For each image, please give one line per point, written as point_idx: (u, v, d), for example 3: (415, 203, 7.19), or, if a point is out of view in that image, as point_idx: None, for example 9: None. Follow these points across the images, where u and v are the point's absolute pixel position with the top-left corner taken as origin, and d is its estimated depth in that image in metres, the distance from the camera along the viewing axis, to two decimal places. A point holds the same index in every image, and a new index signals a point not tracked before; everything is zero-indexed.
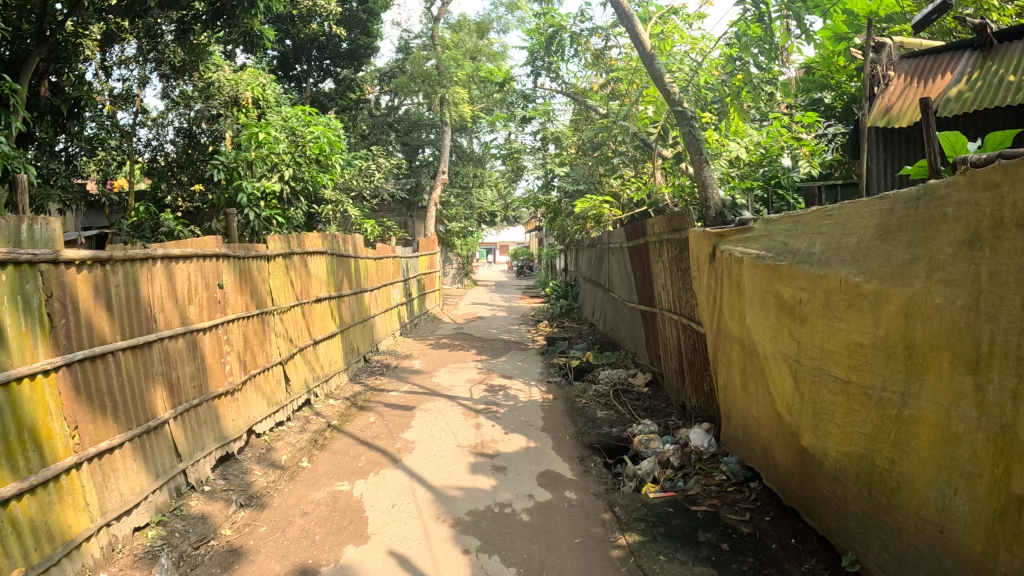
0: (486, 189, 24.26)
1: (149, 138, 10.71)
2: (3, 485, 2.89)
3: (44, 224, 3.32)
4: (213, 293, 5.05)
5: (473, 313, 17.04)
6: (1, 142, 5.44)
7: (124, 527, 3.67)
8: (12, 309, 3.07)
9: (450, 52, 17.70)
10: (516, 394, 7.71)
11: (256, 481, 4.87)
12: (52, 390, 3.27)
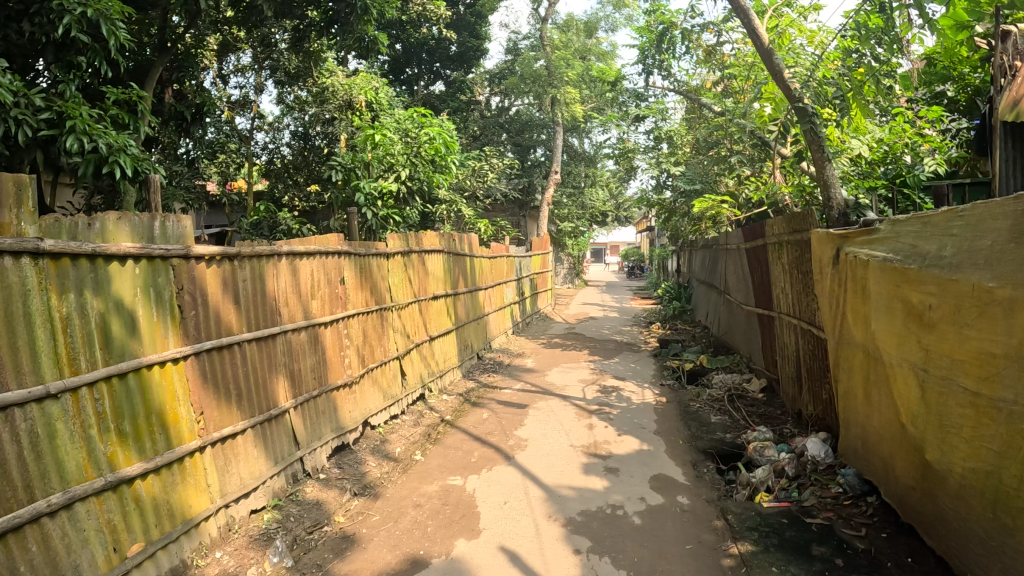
0: (598, 189, 24.14)
1: (266, 141, 11.24)
2: (130, 465, 3.11)
3: (176, 221, 3.56)
4: (334, 289, 5.26)
5: (583, 313, 17.05)
6: (129, 143, 5.35)
7: (241, 509, 3.88)
8: (145, 300, 3.31)
9: (560, 51, 17.67)
10: (627, 396, 7.62)
11: (371, 471, 5.03)
12: (181, 377, 3.50)
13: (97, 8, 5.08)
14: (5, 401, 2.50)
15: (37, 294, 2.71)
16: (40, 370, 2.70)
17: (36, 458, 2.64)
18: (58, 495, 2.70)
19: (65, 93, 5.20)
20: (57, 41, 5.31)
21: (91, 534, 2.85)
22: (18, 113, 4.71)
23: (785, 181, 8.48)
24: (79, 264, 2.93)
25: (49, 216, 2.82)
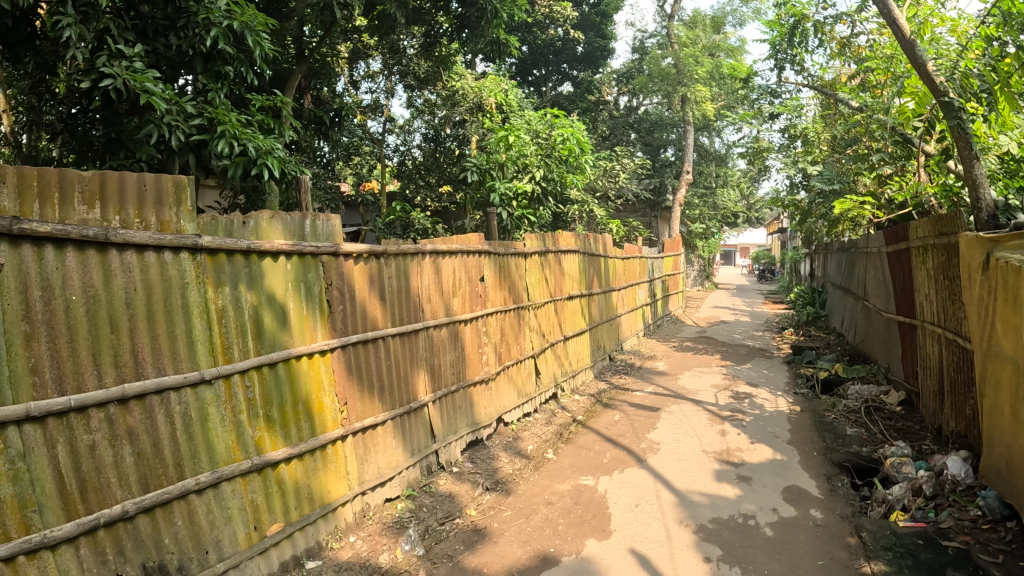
0: (729, 189, 23.47)
1: (397, 143, 11.71)
2: (276, 449, 3.30)
3: (325, 220, 3.76)
4: (475, 288, 5.39)
5: (716, 315, 16.76)
6: (275, 146, 5.60)
7: (377, 497, 4.04)
8: (296, 295, 3.50)
9: (688, 48, 17.30)
10: (761, 403, 7.35)
11: (503, 467, 5.10)
12: (327, 368, 3.69)
13: (243, 21, 5.32)
14: (161, 385, 2.71)
15: (194, 287, 2.92)
16: (195, 357, 2.90)
17: (188, 438, 2.85)
18: (207, 474, 2.90)
19: (214, 100, 5.50)
20: (204, 53, 5.47)
21: (234, 512, 3.04)
22: (169, 119, 5.05)
23: (930, 181, 7.84)
24: (234, 260, 3.14)
25: (205, 215, 3.03)
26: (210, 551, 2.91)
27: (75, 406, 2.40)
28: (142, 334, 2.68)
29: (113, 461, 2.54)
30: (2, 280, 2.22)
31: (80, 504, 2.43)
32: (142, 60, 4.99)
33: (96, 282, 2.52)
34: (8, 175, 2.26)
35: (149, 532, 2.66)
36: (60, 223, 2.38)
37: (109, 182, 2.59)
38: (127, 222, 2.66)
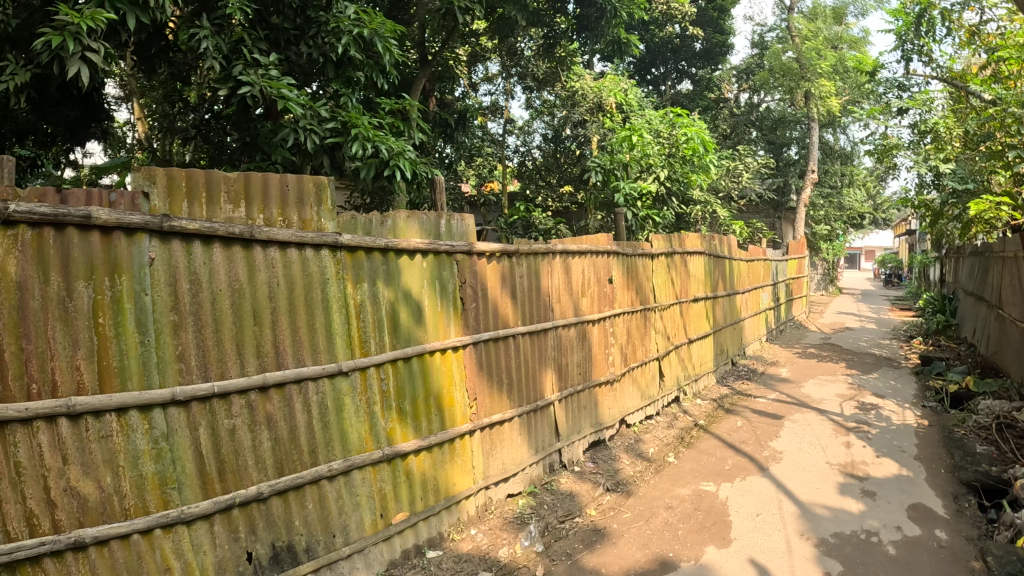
0: (855, 188, 22.35)
1: (517, 145, 11.70)
2: (406, 440, 3.43)
3: (459, 219, 3.87)
4: (603, 288, 5.40)
5: (842, 321, 15.99)
6: (407, 147, 5.66)
7: (498, 493, 4.11)
8: (431, 292, 3.62)
9: (811, 41, 16.57)
10: (887, 415, 6.98)
11: (624, 468, 5.07)
12: (459, 364, 3.80)
13: (373, 28, 5.46)
14: (300, 375, 2.87)
15: (334, 282, 3.07)
16: (334, 350, 3.06)
17: (324, 426, 3.00)
18: (339, 462, 3.04)
19: (346, 104, 5.65)
20: (335, 60, 5.67)
21: (363, 499, 3.17)
22: (304, 123, 5.19)
23: None
24: (373, 257, 3.28)
25: (346, 214, 3.17)
26: (337, 535, 3.05)
27: (218, 393, 2.57)
28: (283, 326, 2.84)
29: (251, 445, 2.71)
30: (153, 273, 2.41)
31: (217, 484, 2.60)
32: (276, 68, 5.17)
33: (240, 277, 2.69)
34: (158, 176, 2.45)
35: (281, 514, 2.82)
36: (207, 220, 2.56)
37: (253, 183, 2.76)
38: (270, 220, 2.83)
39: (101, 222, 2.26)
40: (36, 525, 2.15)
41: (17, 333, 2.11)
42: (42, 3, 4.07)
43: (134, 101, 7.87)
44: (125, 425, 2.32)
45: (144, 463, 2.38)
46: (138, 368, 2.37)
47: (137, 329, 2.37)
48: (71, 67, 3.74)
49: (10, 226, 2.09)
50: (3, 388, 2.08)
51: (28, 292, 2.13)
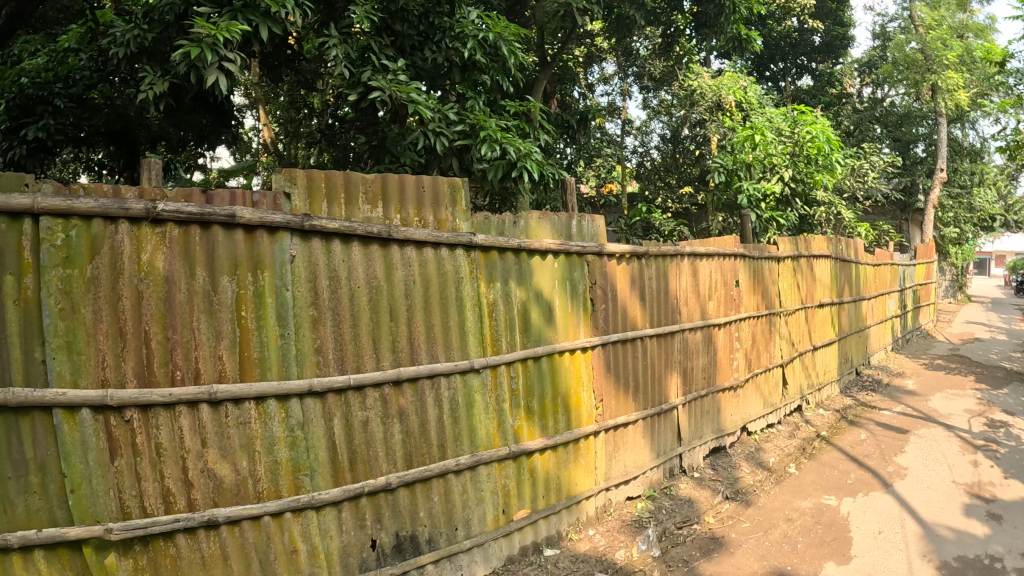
0: (987, 188, 20.89)
1: (635, 146, 11.73)
2: (533, 439, 3.47)
3: (591, 220, 3.89)
4: (730, 291, 5.31)
5: (971, 332, 14.99)
6: (531, 148, 5.25)
7: (618, 495, 4.09)
8: (562, 292, 3.66)
9: (936, 31, 15.63)
10: (1020, 433, 6.50)
11: (744, 477, 4.93)
12: (587, 365, 3.82)
13: (497, 31, 5.61)
14: (433, 371, 2.96)
15: (468, 281, 3.14)
16: (466, 347, 3.13)
17: (454, 421, 3.08)
18: (466, 457, 3.11)
19: (473, 107, 5.51)
20: (461, 63, 5.65)
21: (486, 495, 3.23)
22: (434, 126, 4.99)
23: None
24: (506, 257, 3.34)
25: (480, 214, 3.24)
26: (459, 528, 3.11)
27: (353, 385, 2.68)
28: (417, 323, 2.94)
29: (382, 437, 2.80)
30: (293, 270, 2.53)
31: (348, 473, 2.70)
32: (403, 73, 5.13)
33: (378, 274, 2.79)
34: (298, 178, 2.57)
35: (406, 505, 2.90)
36: (346, 220, 2.66)
37: (390, 184, 2.85)
38: (406, 220, 2.92)
39: (245, 221, 2.39)
40: (173, 502, 2.29)
41: (164, 323, 2.27)
42: (178, 16, 4.21)
43: (258, 107, 8.23)
44: (262, 413, 2.45)
45: (279, 450, 2.50)
46: (277, 359, 2.49)
47: (277, 322, 2.50)
48: (211, 77, 3.88)
49: (161, 224, 2.25)
50: (150, 373, 2.24)
51: (176, 286, 2.28)
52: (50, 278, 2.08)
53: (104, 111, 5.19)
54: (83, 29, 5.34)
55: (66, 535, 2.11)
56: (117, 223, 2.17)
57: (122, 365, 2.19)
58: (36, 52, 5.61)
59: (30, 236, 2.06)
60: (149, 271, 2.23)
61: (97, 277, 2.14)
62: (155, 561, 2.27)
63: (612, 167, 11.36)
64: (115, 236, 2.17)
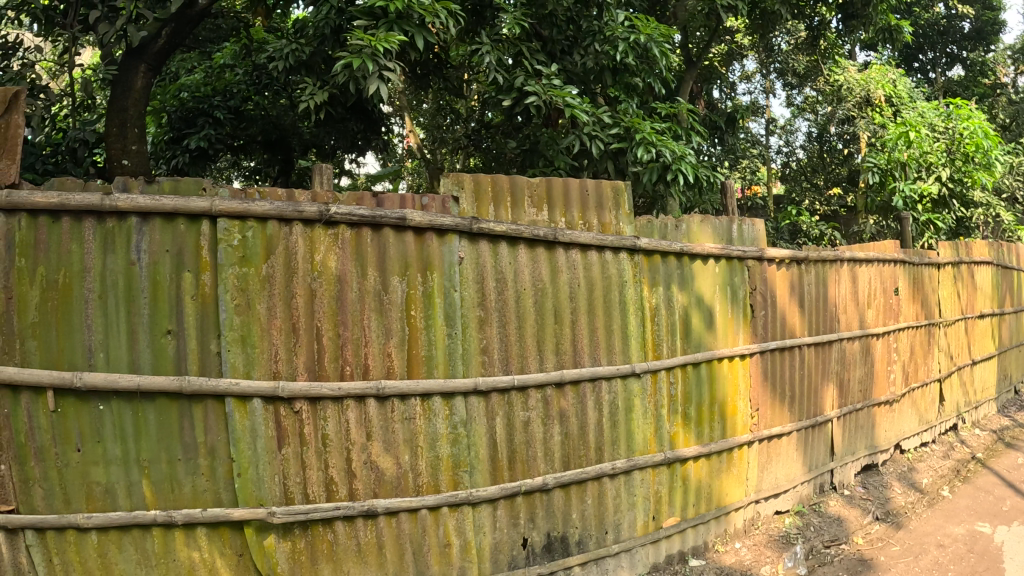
0: None
1: (780, 145, 10.99)
2: (688, 445, 3.50)
3: (751, 224, 3.88)
4: (889, 299, 5.12)
5: None
6: (688, 152, 4.67)
7: (767, 508, 4.01)
8: (723, 297, 3.67)
9: None
10: None
11: (895, 498, 4.67)
12: (745, 372, 3.80)
13: (647, 33, 4.82)
14: (596, 374, 3.09)
15: (631, 284, 3.25)
16: (629, 352, 3.25)
17: (613, 425, 3.19)
18: (622, 461, 3.20)
19: (626, 112, 4.90)
20: (613, 66, 4.97)
21: (638, 500, 3.30)
22: (590, 129, 4.57)
23: None
24: (668, 261, 3.41)
25: (643, 218, 3.36)
26: (609, 532, 3.20)
27: (517, 385, 2.85)
28: (582, 325, 3.09)
29: (542, 437, 2.96)
30: (461, 271, 2.74)
31: (506, 471, 2.86)
32: (558, 78, 4.64)
33: (544, 277, 2.97)
34: (465, 182, 2.77)
35: (561, 505, 3.03)
36: (513, 223, 2.85)
37: (556, 188, 3.01)
38: (571, 223, 3.07)
39: (415, 223, 2.62)
40: (335, 490, 2.56)
41: (336, 321, 2.54)
42: (334, 30, 4.29)
43: None
44: (427, 409, 2.67)
45: (441, 446, 2.70)
46: (443, 358, 2.71)
47: (444, 322, 2.71)
48: (371, 85, 3.70)
49: (334, 226, 2.52)
50: (321, 367, 2.52)
51: (348, 285, 2.55)
52: (227, 275, 2.40)
53: (259, 121, 5.49)
54: (237, 45, 5.62)
55: (230, 515, 2.44)
56: (291, 225, 2.46)
57: (293, 359, 2.48)
58: (193, 67, 5.89)
59: (208, 236, 2.40)
60: (322, 270, 2.51)
61: (271, 275, 2.44)
62: (313, 545, 2.55)
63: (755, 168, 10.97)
64: (290, 237, 2.46)
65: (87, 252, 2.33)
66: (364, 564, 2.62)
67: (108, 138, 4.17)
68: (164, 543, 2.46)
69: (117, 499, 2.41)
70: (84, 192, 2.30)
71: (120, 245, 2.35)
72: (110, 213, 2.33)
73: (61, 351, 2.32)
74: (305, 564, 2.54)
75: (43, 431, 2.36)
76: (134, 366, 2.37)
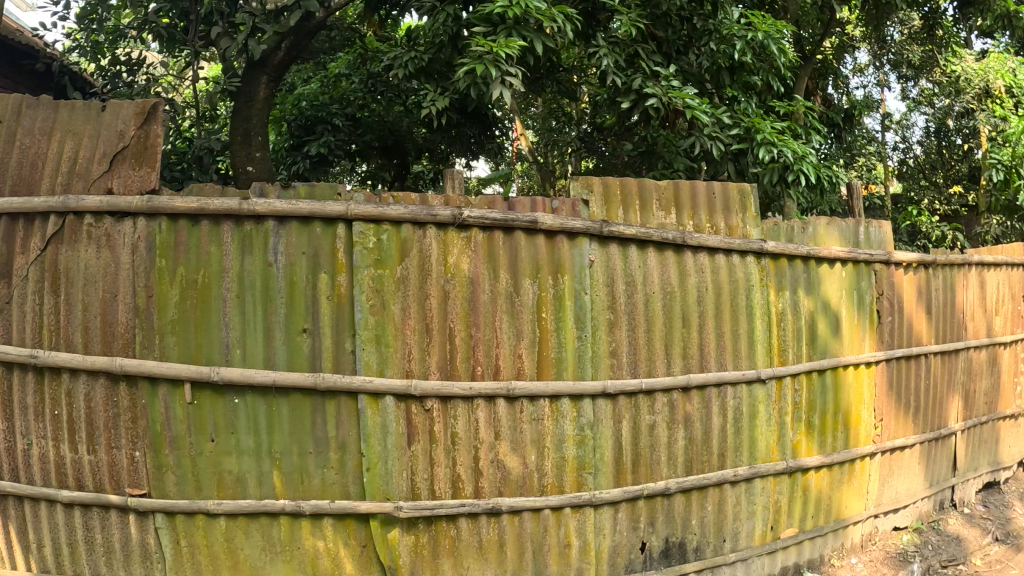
0: None
1: (896, 142, 10.49)
2: (810, 455, 3.44)
3: (878, 227, 3.78)
4: (1018, 306, 4.87)
5: None
6: (810, 152, 4.45)
7: (885, 523, 3.88)
8: (849, 302, 3.60)
9: None
10: None
11: (1019, 519, 4.42)
12: (870, 381, 3.71)
13: (764, 30, 4.66)
14: (721, 379, 3.09)
15: (759, 289, 3.22)
16: (754, 357, 3.21)
17: (736, 432, 3.18)
18: (745, 469, 3.18)
19: (745, 110, 4.72)
20: (729, 64, 4.89)
21: (758, 509, 3.28)
22: (711, 131, 4.40)
23: None
24: (795, 265, 3.35)
25: (770, 220, 3.31)
26: (726, 540, 3.20)
27: (644, 389, 2.90)
28: (709, 330, 3.09)
29: (666, 442, 3.00)
30: (591, 274, 2.82)
31: (629, 474, 2.93)
32: (677, 78, 4.57)
33: (672, 281, 3.00)
34: (595, 185, 2.84)
35: (680, 511, 3.06)
36: (642, 227, 2.91)
37: (683, 192, 3.04)
38: (698, 226, 3.08)
39: (547, 226, 2.72)
40: (461, 488, 2.70)
41: (469, 322, 2.68)
42: (452, 37, 4.32)
43: None
44: (555, 411, 2.77)
45: (567, 447, 2.80)
46: (572, 360, 2.80)
47: (575, 324, 2.80)
48: (495, 91, 3.72)
49: (467, 230, 2.66)
50: (453, 366, 2.66)
51: (480, 286, 2.68)
52: (362, 276, 2.58)
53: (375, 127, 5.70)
54: (352, 56, 5.85)
55: (357, 509, 2.61)
56: (425, 228, 2.61)
57: (426, 358, 2.64)
58: (309, 78, 6.20)
59: (344, 239, 2.58)
60: (454, 272, 2.65)
61: (405, 277, 2.60)
62: (436, 540, 2.69)
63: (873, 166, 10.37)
64: (423, 240, 2.61)
65: (225, 253, 2.58)
66: (483, 561, 2.75)
67: (234, 147, 4.53)
68: (289, 532, 2.66)
69: (247, 488, 2.63)
70: (223, 197, 2.56)
71: (257, 247, 2.58)
72: (248, 218, 2.57)
73: (198, 347, 2.59)
74: (427, 557, 2.69)
75: (179, 420, 2.61)
76: (269, 363, 2.59)
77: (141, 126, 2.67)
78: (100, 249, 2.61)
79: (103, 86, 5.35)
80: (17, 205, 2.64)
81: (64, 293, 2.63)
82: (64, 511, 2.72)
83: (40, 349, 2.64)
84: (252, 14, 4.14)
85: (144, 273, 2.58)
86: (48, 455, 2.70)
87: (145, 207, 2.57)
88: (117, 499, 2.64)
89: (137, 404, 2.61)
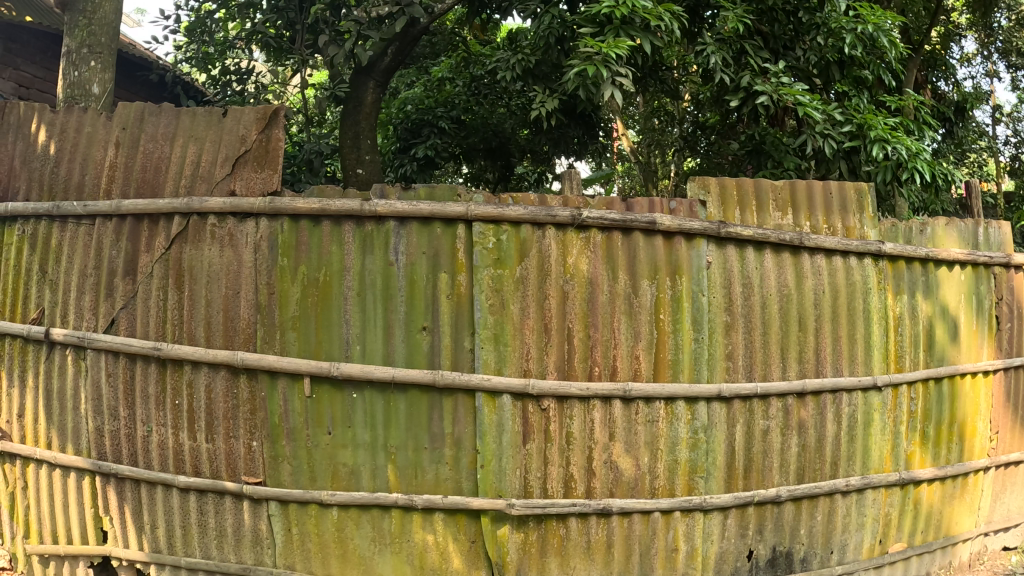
0: None
1: (1008, 135, 9.90)
2: (924, 467, 3.28)
3: (996, 228, 3.59)
4: None
5: None
6: (925, 148, 4.24)
7: (996, 542, 3.66)
8: (968, 307, 3.42)
9: None
10: None
11: None
12: (987, 391, 3.52)
13: (875, 23, 4.48)
14: (837, 385, 2.98)
15: (876, 292, 3.11)
16: (871, 363, 3.09)
17: (850, 440, 3.07)
18: (857, 478, 3.07)
19: (857, 106, 4.54)
20: (839, 58, 4.72)
21: (867, 521, 3.15)
22: (822, 128, 4.26)
23: None
24: (913, 268, 3.22)
25: (888, 221, 3.18)
26: (834, 552, 3.10)
27: (759, 394, 2.85)
28: (826, 334, 3.00)
29: (779, 448, 2.93)
30: (709, 275, 2.80)
31: (740, 480, 2.88)
32: (787, 76, 4.45)
33: (788, 282, 2.93)
34: (711, 186, 2.83)
35: (790, 520, 2.98)
36: (759, 228, 2.86)
37: (800, 192, 2.98)
38: (815, 227, 3.01)
39: (664, 227, 2.72)
40: (573, 488, 2.72)
41: (587, 322, 2.70)
42: (558, 39, 4.33)
43: None
44: (670, 413, 2.76)
45: (680, 450, 2.78)
46: (688, 362, 2.78)
47: (692, 326, 2.78)
48: (606, 92, 3.71)
49: (585, 230, 2.68)
50: (570, 366, 2.69)
51: (598, 287, 2.70)
52: (482, 276, 2.63)
53: (480, 130, 5.74)
54: (454, 60, 5.96)
55: (469, 505, 2.66)
56: (544, 228, 2.65)
57: (544, 358, 2.67)
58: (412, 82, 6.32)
59: (464, 239, 2.65)
60: (574, 272, 2.68)
61: (524, 277, 2.64)
62: (545, 538, 2.71)
63: (984, 162, 9.78)
64: (543, 240, 2.65)
65: (346, 253, 2.69)
66: (590, 561, 2.76)
67: (344, 150, 4.69)
68: (400, 524, 2.73)
69: (361, 480, 2.73)
70: (344, 199, 2.67)
71: (378, 247, 2.68)
72: (369, 218, 2.67)
73: (318, 343, 2.70)
74: (535, 555, 2.71)
75: (298, 413, 2.73)
76: (388, 360, 2.67)
77: (262, 131, 2.80)
78: (223, 248, 2.75)
79: (215, 95, 5.68)
80: (144, 206, 2.82)
81: (188, 290, 2.78)
82: (181, 495, 2.86)
83: (163, 343, 2.79)
84: (356, 22, 4.25)
85: (267, 271, 2.71)
86: (167, 442, 2.85)
87: (267, 208, 2.69)
88: (233, 486, 2.77)
89: (257, 397, 2.74)
